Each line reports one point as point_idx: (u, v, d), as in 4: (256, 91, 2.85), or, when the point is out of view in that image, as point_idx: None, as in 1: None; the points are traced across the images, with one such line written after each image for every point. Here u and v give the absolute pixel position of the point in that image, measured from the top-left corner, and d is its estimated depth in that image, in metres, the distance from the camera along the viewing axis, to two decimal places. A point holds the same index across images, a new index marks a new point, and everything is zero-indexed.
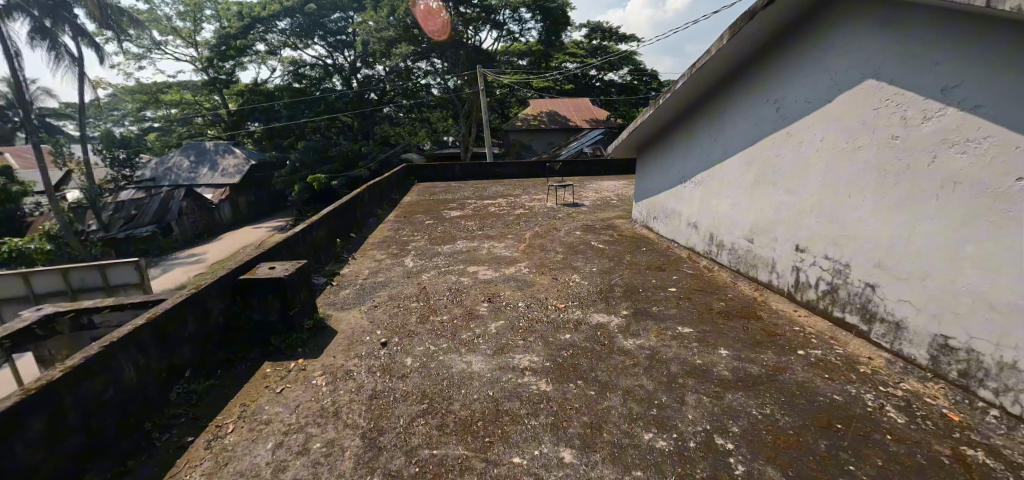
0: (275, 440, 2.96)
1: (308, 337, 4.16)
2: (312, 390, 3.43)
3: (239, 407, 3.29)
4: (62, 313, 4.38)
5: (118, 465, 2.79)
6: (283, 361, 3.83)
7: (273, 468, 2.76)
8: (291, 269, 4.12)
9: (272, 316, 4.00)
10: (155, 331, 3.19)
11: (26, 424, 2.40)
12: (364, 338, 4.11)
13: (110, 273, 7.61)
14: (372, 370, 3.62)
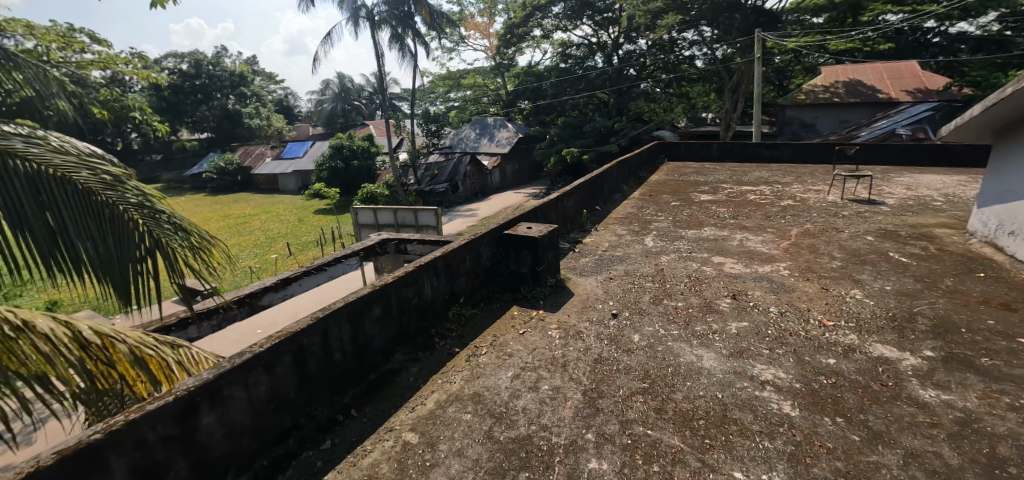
0: (513, 371, 3.28)
1: (549, 293, 4.51)
2: (547, 339, 3.68)
3: (491, 337, 3.80)
4: (390, 241, 5.90)
5: (415, 353, 3.56)
6: (527, 309, 4.25)
7: (510, 393, 3.04)
8: (545, 230, 4.55)
9: (523, 269, 4.55)
10: (445, 263, 3.94)
11: (375, 306, 3.22)
12: (597, 305, 4.19)
13: (421, 216, 9.19)
14: (600, 337, 3.65)
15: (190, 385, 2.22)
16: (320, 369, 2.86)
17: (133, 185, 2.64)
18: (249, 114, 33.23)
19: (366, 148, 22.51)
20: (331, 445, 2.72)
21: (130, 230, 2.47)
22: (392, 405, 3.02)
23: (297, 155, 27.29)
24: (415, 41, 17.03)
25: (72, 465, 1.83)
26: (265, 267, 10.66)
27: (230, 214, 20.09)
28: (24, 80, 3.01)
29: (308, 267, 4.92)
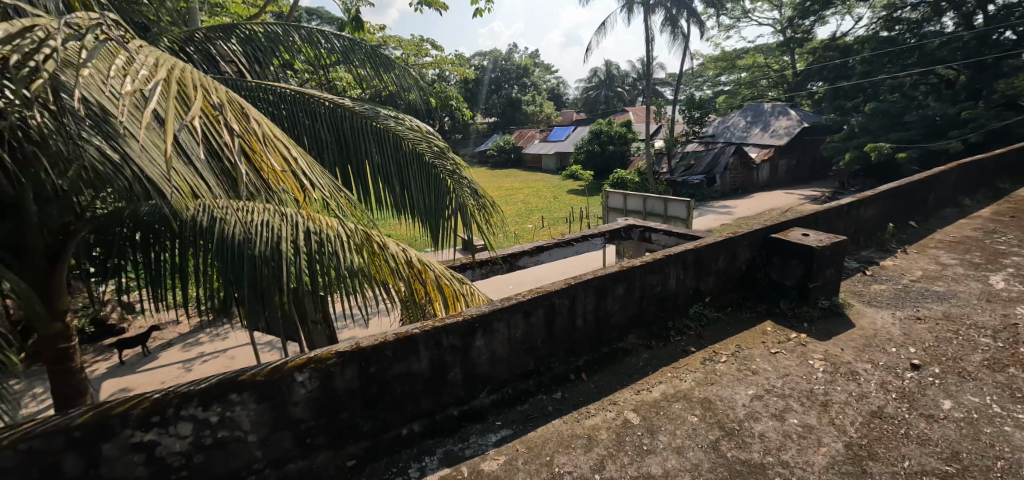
0: (755, 391, 2.89)
1: (819, 317, 3.80)
2: (806, 368, 3.12)
3: (735, 346, 3.45)
4: (636, 227, 5.94)
5: (649, 340, 3.54)
6: (786, 328, 3.69)
7: (748, 413, 2.68)
8: (827, 241, 3.84)
9: (789, 281, 3.96)
10: (695, 258, 3.78)
11: (618, 285, 3.35)
12: (887, 348, 3.31)
13: (671, 206, 8.81)
14: (885, 386, 2.88)
15: (474, 313, 2.75)
16: (563, 330, 3.15)
17: (450, 157, 3.43)
18: (528, 101, 37.59)
19: (625, 135, 22.82)
20: (561, 397, 2.93)
21: (445, 190, 3.23)
22: (619, 381, 3.08)
23: (561, 139, 29.60)
24: (691, 22, 16.15)
25: (398, 347, 2.51)
26: (522, 235, 12.08)
27: (502, 186, 23.38)
28: (393, 78, 4.20)
29: (559, 240, 5.38)
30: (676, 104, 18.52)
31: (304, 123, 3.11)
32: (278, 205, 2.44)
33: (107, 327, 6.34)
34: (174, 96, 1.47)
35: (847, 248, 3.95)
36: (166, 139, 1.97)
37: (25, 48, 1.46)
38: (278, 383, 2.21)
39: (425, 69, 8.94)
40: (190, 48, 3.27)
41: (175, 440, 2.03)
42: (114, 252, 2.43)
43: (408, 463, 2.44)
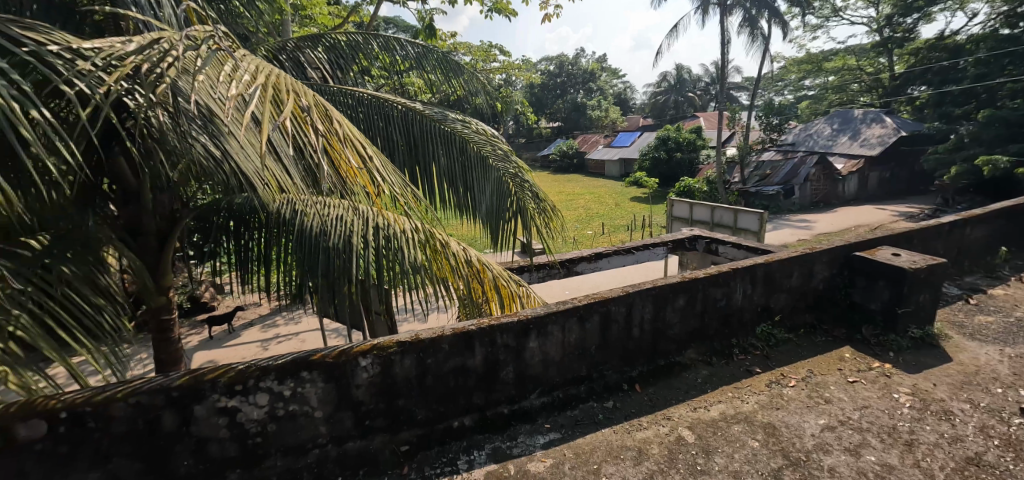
0: (827, 421, 2.70)
1: (907, 346, 3.49)
2: (889, 402, 2.87)
3: (805, 371, 3.25)
4: (701, 238, 5.75)
5: (709, 356, 3.41)
6: (868, 356, 3.42)
7: (817, 444, 2.51)
8: (922, 263, 3.52)
9: (874, 305, 3.69)
10: (765, 273, 3.62)
11: (679, 297, 3.28)
12: (991, 388, 2.98)
13: (741, 218, 8.39)
14: (986, 432, 2.58)
15: (530, 314, 2.81)
16: (618, 338, 3.13)
17: (513, 160, 3.52)
18: (593, 105, 37.16)
19: (693, 141, 22.00)
20: (612, 406, 2.90)
21: (506, 192, 3.31)
22: (674, 396, 2.99)
23: (626, 144, 28.99)
24: (772, 22, 15.28)
25: (454, 341, 2.62)
26: (580, 241, 11.98)
27: (562, 190, 23.28)
28: (462, 82, 4.37)
29: (619, 247, 5.32)
30: (751, 110, 17.60)
31: (378, 126, 3.32)
32: (352, 201, 2.62)
33: (199, 304, 7.03)
34: (271, 100, 1.64)
35: (946, 273, 3.61)
36: (261, 138, 2.19)
37: (152, 59, 1.66)
38: (344, 365, 2.38)
39: (492, 74, 9.16)
40: (282, 56, 3.57)
41: (253, 409, 2.25)
42: (212, 238, 2.75)
43: (457, 454, 2.53)
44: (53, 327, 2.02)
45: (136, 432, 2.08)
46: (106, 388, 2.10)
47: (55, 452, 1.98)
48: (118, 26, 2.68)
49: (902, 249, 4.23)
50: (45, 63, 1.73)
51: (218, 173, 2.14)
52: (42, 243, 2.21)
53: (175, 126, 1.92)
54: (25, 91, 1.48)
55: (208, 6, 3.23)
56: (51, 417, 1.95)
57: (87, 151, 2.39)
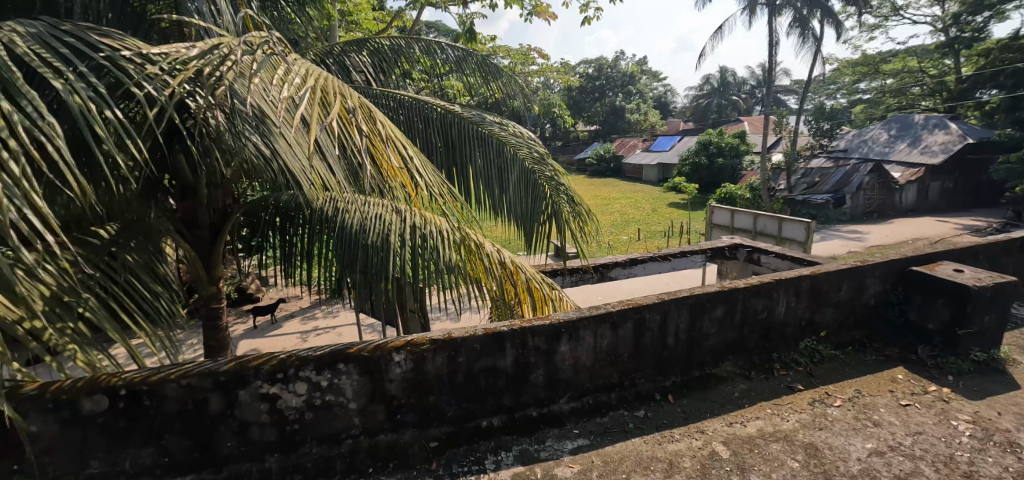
0: (875, 445, 2.56)
1: (969, 370, 3.27)
2: (946, 429, 2.69)
3: (853, 391, 3.10)
4: (742, 246, 5.59)
5: (747, 369, 3.31)
6: (923, 378, 3.23)
7: (863, 468, 2.38)
8: (988, 281, 3.30)
9: (932, 324, 3.48)
10: (811, 286, 3.48)
11: (717, 307, 3.20)
12: None
13: (786, 227, 8.08)
14: None
15: (561, 318, 2.81)
16: (652, 346, 3.08)
17: (549, 163, 3.53)
18: (632, 109, 36.63)
19: (736, 146, 21.33)
20: (643, 415, 2.85)
21: (542, 196, 3.32)
22: (708, 409, 2.91)
23: (665, 149, 28.43)
24: (825, 22, 14.65)
25: (486, 342, 2.65)
26: (615, 246, 11.84)
27: (598, 194, 23.08)
28: (500, 85, 4.41)
29: (655, 254, 5.24)
30: (799, 115, 16.91)
31: (418, 128, 3.40)
32: (391, 201, 2.70)
33: (245, 295, 7.38)
34: (318, 102, 1.72)
35: (1016, 294, 3.36)
36: (308, 139, 2.30)
37: (212, 64, 1.78)
38: (378, 360, 2.46)
39: (530, 77, 9.21)
40: (329, 60, 3.70)
41: (293, 397, 2.35)
42: (261, 233, 2.96)
43: (484, 454, 2.53)
44: (117, 310, 2.18)
45: (186, 412, 2.22)
46: (161, 368, 2.24)
47: (115, 425, 2.14)
48: (181, 33, 2.86)
49: (965, 266, 3.97)
50: (120, 67, 1.89)
51: (268, 171, 2.26)
52: (109, 234, 2.44)
53: (230, 126, 2.04)
54: (102, 91, 1.62)
55: (262, 12, 3.40)
56: (112, 393, 2.11)
57: (152, 149, 2.58)
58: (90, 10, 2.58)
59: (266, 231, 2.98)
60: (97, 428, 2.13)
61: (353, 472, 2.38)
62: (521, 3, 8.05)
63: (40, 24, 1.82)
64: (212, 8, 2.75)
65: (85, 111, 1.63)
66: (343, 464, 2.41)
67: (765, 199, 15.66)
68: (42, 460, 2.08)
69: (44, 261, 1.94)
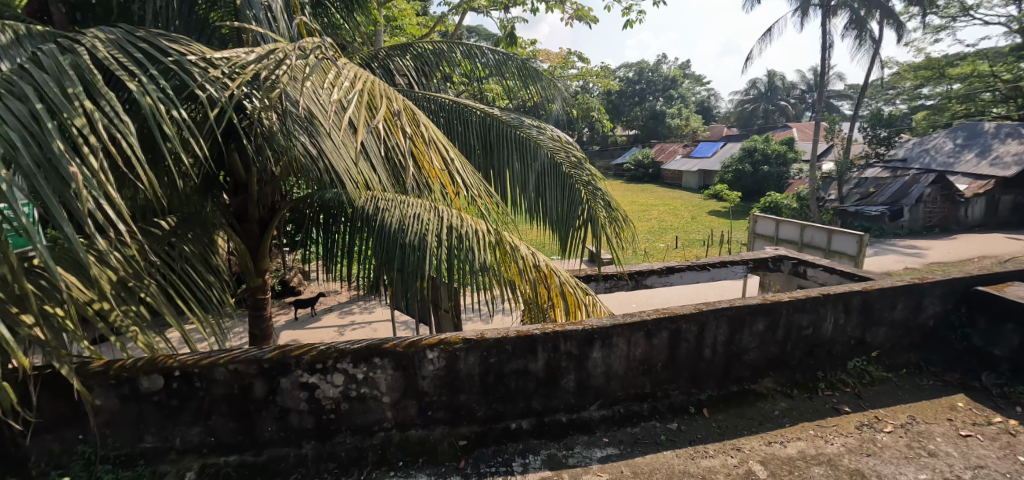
0: (929, 476, 2.40)
1: None
2: (1011, 464, 2.49)
3: (906, 417, 2.92)
4: (787, 258, 5.38)
5: (789, 387, 3.19)
6: (987, 408, 3.01)
7: None
8: None
9: (998, 351, 3.25)
10: (862, 303, 3.32)
11: (758, 320, 3.10)
12: None
13: (836, 240, 7.71)
14: None
15: (595, 324, 2.79)
16: (688, 357, 3.01)
17: (587, 168, 3.51)
18: (673, 113, 35.92)
19: (783, 153, 20.54)
20: (676, 428, 2.79)
21: (578, 200, 3.32)
22: (745, 426, 2.82)
23: (707, 155, 27.71)
24: (884, 24, 13.94)
25: (518, 344, 2.66)
26: (651, 253, 11.63)
27: (635, 200, 22.74)
28: (540, 89, 4.44)
29: (693, 263, 5.12)
30: (852, 121, 16.13)
31: (457, 130, 3.46)
32: (430, 201, 2.75)
33: (288, 288, 7.70)
34: (365, 105, 1.79)
35: None
36: (355, 141, 2.39)
37: (269, 66, 1.89)
38: (412, 356, 2.51)
39: (570, 81, 9.20)
40: (374, 63, 3.81)
41: (330, 387, 2.44)
42: (305, 229, 3.05)
43: (512, 456, 2.54)
44: (174, 297, 2.32)
45: (233, 396, 2.34)
46: (211, 353, 2.36)
47: (169, 404, 2.29)
48: (240, 38, 3.02)
49: None
50: (186, 70, 2.03)
51: (315, 170, 2.36)
52: (169, 225, 2.62)
53: (282, 126, 2.15)
54: (169, 92, 1.75)
55: (314, 18, 3.56)
56: (168, 374, 2.25)
57: (211, 146, 2.74)
58: (160, 16, 2.78)
59: (309, 227, 3.09)
60: (152, 405, 2.27)
61: (384, 465, 2.44)
62: (564, 7, 8.07)
63: (118, 31, 1.98)
64: (269, 15, 2.89)
65: (155, 110, 1.76)
66: (375, 455, 2.48)
67: (813, 209, 15.00)
68: (103, 431, 2.25)
69: (112, 249, 2.10)
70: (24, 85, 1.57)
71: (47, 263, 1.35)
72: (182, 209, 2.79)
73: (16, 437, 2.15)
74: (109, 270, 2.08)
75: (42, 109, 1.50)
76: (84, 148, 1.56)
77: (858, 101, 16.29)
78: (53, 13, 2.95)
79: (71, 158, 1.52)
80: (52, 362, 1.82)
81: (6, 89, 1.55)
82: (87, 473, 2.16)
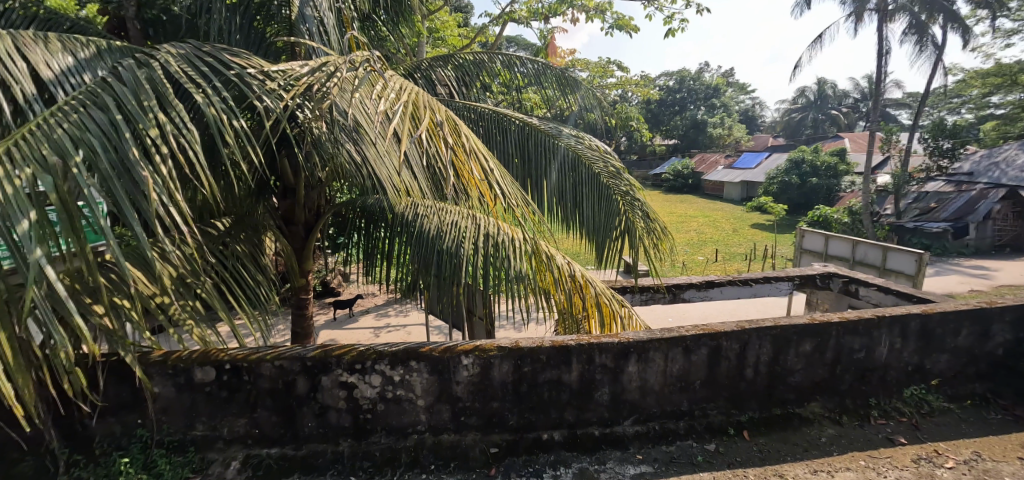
0: None
1: None
2: None
3: (969, 452, 2.72)
4: (837, 276, 5.14)
5: (837, 413, 3.03)
6: None
7: None
8: None
9: None
10: (921, 327, 3.13)
11: (805, 341, 2.97)
12: None
13: (892, 257, 7.29)
14: None
15: (631, 337, 2.74)
16: (728, 375, 2.92)
17: (625, 178, 3.47)
18: (715, 123, 35.00)
19: (833, 165, 19.64)
20: (714, 449, 2.70)
21: (615, 211, 3.29)
22: (789, 452, 2.69)
23: (750, 167, 26.83)
24: (948, 29, 13.20)
25: (552, 354, 2.66)
26: (689, 266, 11.35)
27: (673, 211, 22.26)
28: (578, 98, 4.44)
29: (734, 278, 4.95)
30: (911, 132, 15.24)
31: (496, 139, 3.49)
32: (468, 209, 2.79)
33: (328, 289, 7.98)
34: (410, 116, 1.85)
35: None
36: (399, 150, 2.47)
37: (321, 79, 1.99)
38: (447, 361, 2.55)
39: (609, 90, 9.16)
40: (417, 74, 3.88)
41: (368, 388, 2.50)
42: (347, 233, 3.16)
43: (543, 467, 2.52)
44: (226, 294, 2.46)
45: (277, 390, 2.44)
46: (259, 348, 2.47)
47: (219, 395, 2.41)
48: (293, 51, 3.16)
49: None
50: (245, 82, 2.17)
51: (359, 175, 2.44)
52: (224, 226, 2.79)
53: (330, 134, 2.25)
54: (230, 103, 1.88)
55: (362, 31, 3.70)
56: (219, 366, 2.37)
57: (265, 153, 2.90)
58: (223, 32, 2.97)
59: (351, 231, 3.20)
60: (203, 396, 2.40)
61: (416, 467, 2.48)
62: (604, 16, 8.05)
63: (188, 46, 2.15)
64: (321, 29, 3.01)
65: (217, 120, 1.89)
66: (408, 457, 2.52)
67: (866, 224, 14.23)
68: (160, 417, 2.38)
69: (174, 247, 2.26)
70: (106, 96, 1.73)
71: (118, 260, 1.47)
72: (235, 210, 2.95)
73: (83, 418, 2.32)
74: (171, 267, 2.23)
75: (120, 118, 1.64)
76: (154, 153, 1.68)
77: (917, 111, 15.40)
78: (130, 29, 3.21)
79: (143, 163, 1.65)
80: (118, 350, 1.95)
81: (91, 100, 1.72)
82: (144, 456, 2.30)
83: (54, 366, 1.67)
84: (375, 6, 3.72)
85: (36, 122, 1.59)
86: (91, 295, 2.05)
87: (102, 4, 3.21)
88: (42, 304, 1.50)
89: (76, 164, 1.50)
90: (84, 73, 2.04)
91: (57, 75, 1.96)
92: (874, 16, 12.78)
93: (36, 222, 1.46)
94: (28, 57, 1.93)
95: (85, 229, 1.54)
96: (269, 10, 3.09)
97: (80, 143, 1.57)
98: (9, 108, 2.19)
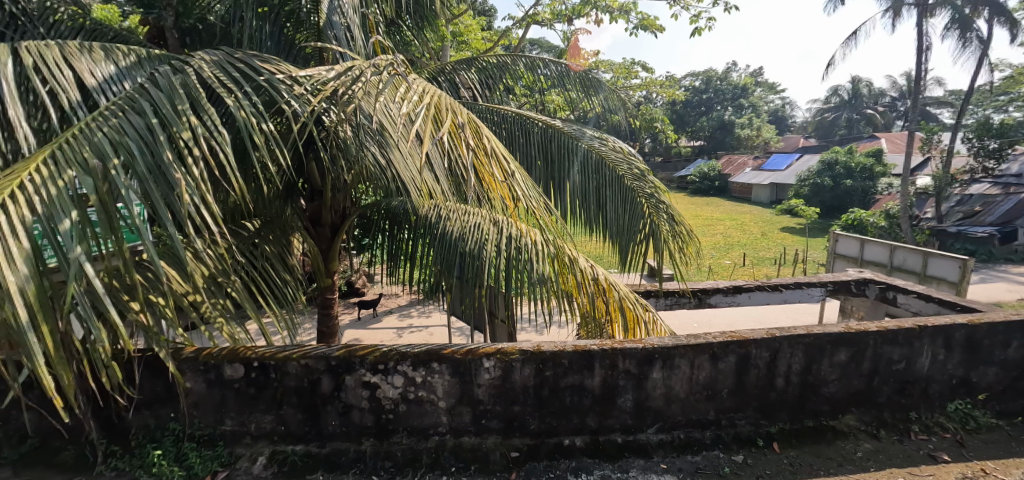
0: None
1: None
2: None
3: (1019, 472, 2.57)
4: (874, 282, 4.91)
5: (874, 426, 2.90)
6: None
7: None
8: None
9: None
10: (967, 338, 2.97)
11: (839, 351, 2.86)
12: None
13: (933, 264, 6.97)
14: None
15: (656, 344, 2.69)
16: (758, 385, 2.83)
17: (650, 180, 3.39)
18: (743, 123, 34.13)
19: (868, 167, 18.93)
20: (742, 461, 2.61)
21: (639, 213, 3.22)
22: (822, 466, 2.58)
23: (780, 168, 26.09)
24: (994, 23, 12.57)
25: (574, 358, 2.62)
26: (715, 271, 11.09)
27: (698, 214, 21.81)
28: (601, 100, 4.38)
29: (763, 283, 4.81)
30: (954, 131, 14.52)
31: (519, 142, 3.48)
32: (491, 211, 2.79)
33: (353, 289, 8.12)
34: (432, 118, 1.84)
35: None
36: (422, 153, 2.49)
37: (346, 82, 2.02)
38: (469, 363, 2.55)
39: (633, 91, 9.03)
40: (441, 77, 3.89)
41: (390, 388, 2.52)
42: (371, 235, 3.19)
43: (564, 473, 2.48)
44: (255, 292, 2.52)
45: (303, 388, 2.48)
46: (285, 347, 2.52)
47: (246, 391, 2.46)
48: (321, 57, 3.20)
49: None
50: (274, 87, 2.22)
51: (383, 178, 2.48)
52: (254, 227, 2.88)
53: (356, 138, 2.28)
54: (260, 108, 1.93)
55: (386, 36, 3.75)
56: (247, 364, 2.43)
57: (293, 156, 2.95)
58: (254, 40, 3.05)
59: (376, 232, 3.23)
60: (233, 392, 2.45)
61: (437, 469, 2.47)
62: (628, 16, 7.95)
63: (221, 53, 2.21)
64: (348, 35, 3.05)
65: (246, 124, 1.94)
66: (429, 459, 2.53)
67: (904, 228, 13.62)
68: (191, 412, 2.45)
69: (205, 247, 2.32)
70: (143, 101, 1.79)
71: (151, 258, 1.51)
72: (264, 212, 3.02)
73: (120, 410, 2.40)
74: (202, 266, 2.30)
75: (156, 122, 1.70)
76: (187, 156, 1.73)
77: (961, 109, 14.67)
78: (169, 38, 3.35)
79: (177, 166, 1.70)
80: (152, 345, 2.00)
81: (130, 106, 1.78)
82: (176, 449, 2.37)
83: (93, 360, 1.70)
84: (400, 11, 3.76)
85: (79, 126, 1.65)
86: (127, 292, 2.12)
87: (143, 14, 3.33)
88: (82, 301, 1.54)
89: (115, 166, 1.55)
90: (126, 81, 2.11)
91: (101, 82, 2.04)
92: (913, 10, 12.24)
93: (76, 222, 1.51)
94: (74, 66, 2.01)
95: (122, 228, 1.58)
96: (298, 17, 3.13)
97: (118, 147, 1.62)
98: (57, 115, 2.27)
